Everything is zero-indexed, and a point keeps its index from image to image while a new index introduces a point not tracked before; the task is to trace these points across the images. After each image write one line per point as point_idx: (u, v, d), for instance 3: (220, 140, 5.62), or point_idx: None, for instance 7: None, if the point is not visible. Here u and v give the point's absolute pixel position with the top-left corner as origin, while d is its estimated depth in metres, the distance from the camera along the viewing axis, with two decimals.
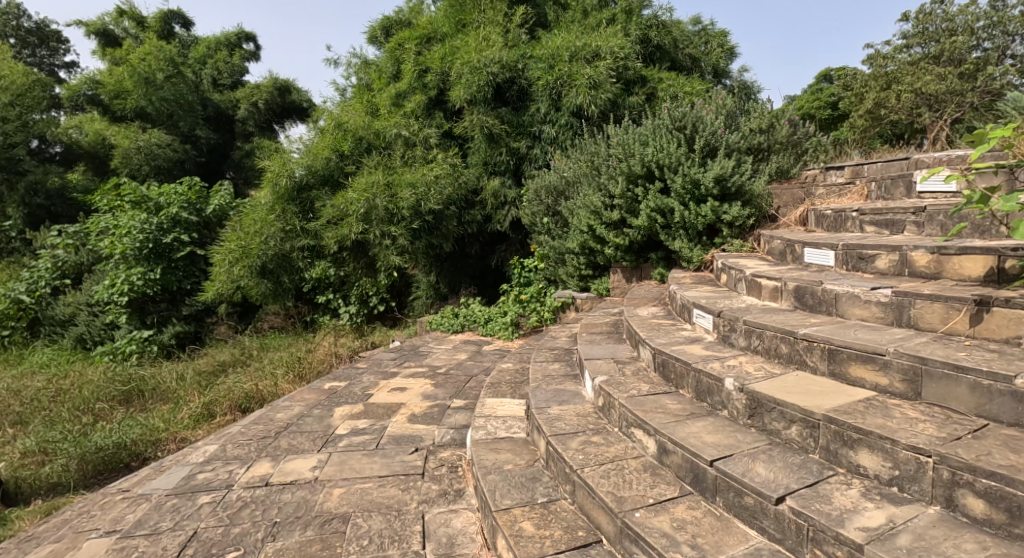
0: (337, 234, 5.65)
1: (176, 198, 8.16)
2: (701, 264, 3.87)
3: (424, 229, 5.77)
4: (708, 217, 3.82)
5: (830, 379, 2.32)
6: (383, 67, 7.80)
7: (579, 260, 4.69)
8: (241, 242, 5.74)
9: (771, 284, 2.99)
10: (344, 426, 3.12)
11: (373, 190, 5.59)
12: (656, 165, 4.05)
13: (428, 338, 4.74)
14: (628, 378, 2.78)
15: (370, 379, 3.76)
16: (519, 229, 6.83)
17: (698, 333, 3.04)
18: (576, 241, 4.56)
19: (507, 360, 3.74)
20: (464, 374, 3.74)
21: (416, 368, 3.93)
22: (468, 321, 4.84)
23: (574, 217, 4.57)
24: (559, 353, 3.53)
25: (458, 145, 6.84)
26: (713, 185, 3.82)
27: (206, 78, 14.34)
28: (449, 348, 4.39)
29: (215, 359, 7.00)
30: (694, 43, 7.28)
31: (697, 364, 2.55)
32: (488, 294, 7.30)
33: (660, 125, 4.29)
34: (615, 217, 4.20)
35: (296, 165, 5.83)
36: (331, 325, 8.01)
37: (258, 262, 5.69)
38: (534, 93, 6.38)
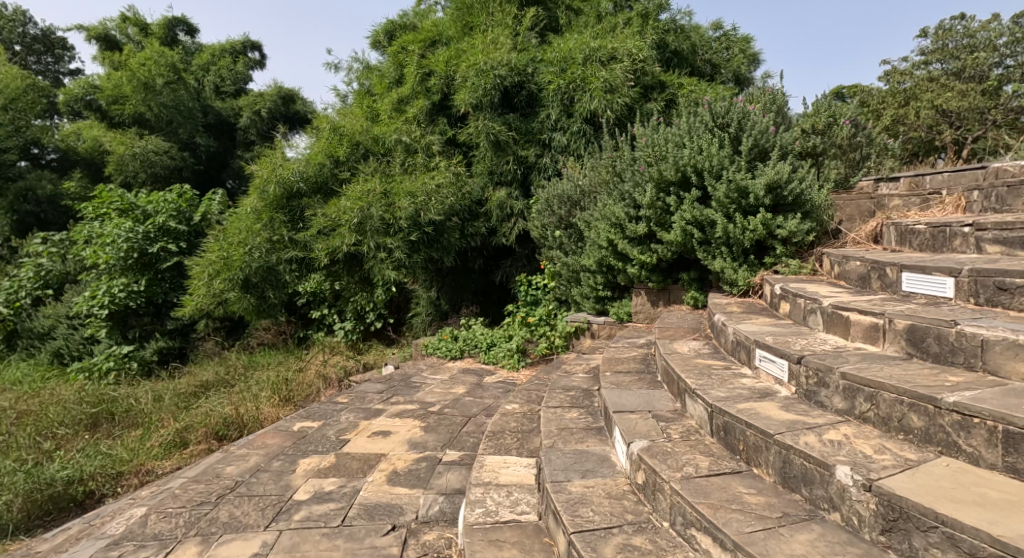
0: (326, 246, 5.19)
1: (164, 206, 7.74)
2: (747, 289, 3.44)
3: (423, 241, 5.28)
4: (758, 231, 3.36)
5: (1011, 478, 1.78)
6: (386, 72, 7.42)
7: (594, 279, 4.19)
8: (219, 254, 5.30)
9: (867, 320, 2.50)
10: (304, 489, 2.62)
11: (368, 197, 5.12)
12: (693, 170, 3.59)
13: (423, 365, 4.26)
14: (677, 447, 2.28)
15: (349, 420, 3.27)
16: (526, 245, 6.34)
17: (766, 383, 2.55)
18: (593, 257, 4.07)
19: (512, 399, 3.24)
20: (462, 414, 3.25)
21: (406, 404, 3.44)
22: (469, 343, 4.36)
23: (591, 231, 4.10)
24: (579, 396, 3.04)
25: (461, 153, 6.40)
26: (764, 193, 3.36)
27: (208, 85, 14.02)
28: (446, 378, 3.90)
29: (198, 378, 6.54)
30: (714, 48, 6.84)
31: (781, 439, 2.06)
32: (492, 314, 6.82)
33: (694, 125, 3.85)
34: (642, 230, 3.72)
35: (287, 168, 5.38)
36: (325, 342, 7.62)
37: (237, 278, 5.24)
38: (543, 97, 5.93)
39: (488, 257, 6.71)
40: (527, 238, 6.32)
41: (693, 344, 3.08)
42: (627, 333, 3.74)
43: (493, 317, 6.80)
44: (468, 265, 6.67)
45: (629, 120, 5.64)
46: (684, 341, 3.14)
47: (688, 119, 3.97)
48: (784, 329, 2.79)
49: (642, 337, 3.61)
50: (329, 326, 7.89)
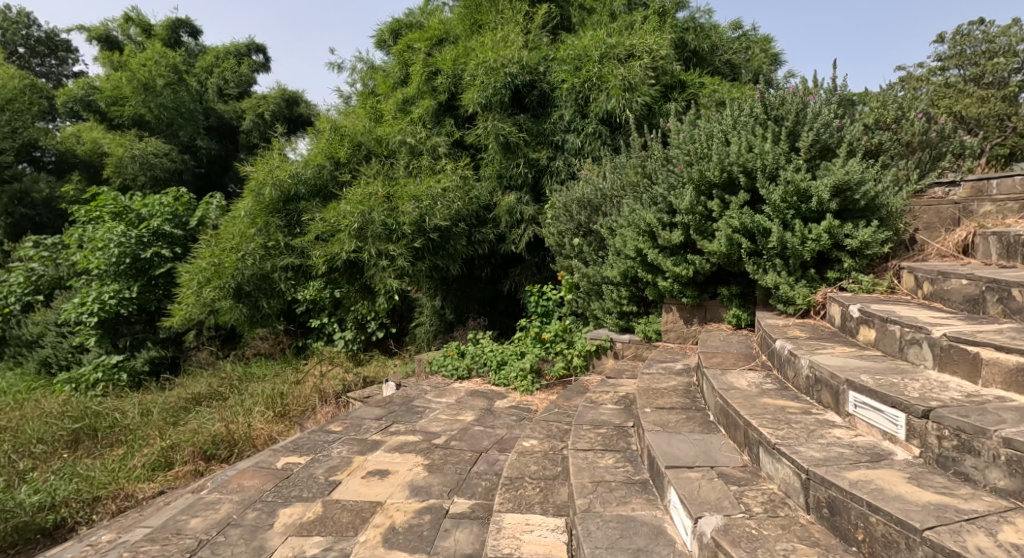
0: (323, 252, 4.84)
1: (160, 210, 7.43)
2: (808, 308, 3.11)
3: (427, 249, 4.95)
4: (822, 240, 3.04)
5: None
6: (392, 72, 7.13)
7: (618, 292, 3.86)
8: (209, 260, 4.99)
9: (1007, 360, 2.05)
10: (282, 552, 2.25)
11: (370, 201, 4.80)
12: (741, 169, 3.26)
13: (428, 385, 3.93)
14: (765, 530, 1.89)
15: (341, 455, 2.92)
16: (536, 252, 5.97)
17: (877, 438, 2.13)
18: (620, 268, 3.73)
19: (529, 433, 2.91)
20: (471, 449, 2.90)
21: (408, 436, 3.09)
22: (477, 361, 4.03)
23: (616, 239, 3.78)
24: (609, 435, 2.69)
25: (469, 155, 6.07)
26: (829, 195, 3.02)
27: (212, 88, 13.77)
28: (451, 402, 3.55)
29: (190, 391, 6.23)
30: (736, 46, 6.49)
31: (937, 538, 1.61)
32: (499, 325, 6.47)
33: (735, 121, 3.53)
34: (677, 238, 3.39)
35: (284, 170, 5.05)
36: (325, 352, 7.38)
37: (227, 287, 4.93)
38: (556, 97, 5.62)
39: (497, 265, 6.37)
40: (540, 244, 5.96)
41: (747, 378, 2.72)
42: (659, 357, 3.40)
43: (501, 329, 6.46)
44: (475, 273, 6.33)
45: (648, 120, 5.31)
46: (734, 372, 2.79)
47: (730, 114, 3.64)
48: (878, 364, 2.39)
49: (679, 362, 3.28)
50: (329, 335, 7.60)
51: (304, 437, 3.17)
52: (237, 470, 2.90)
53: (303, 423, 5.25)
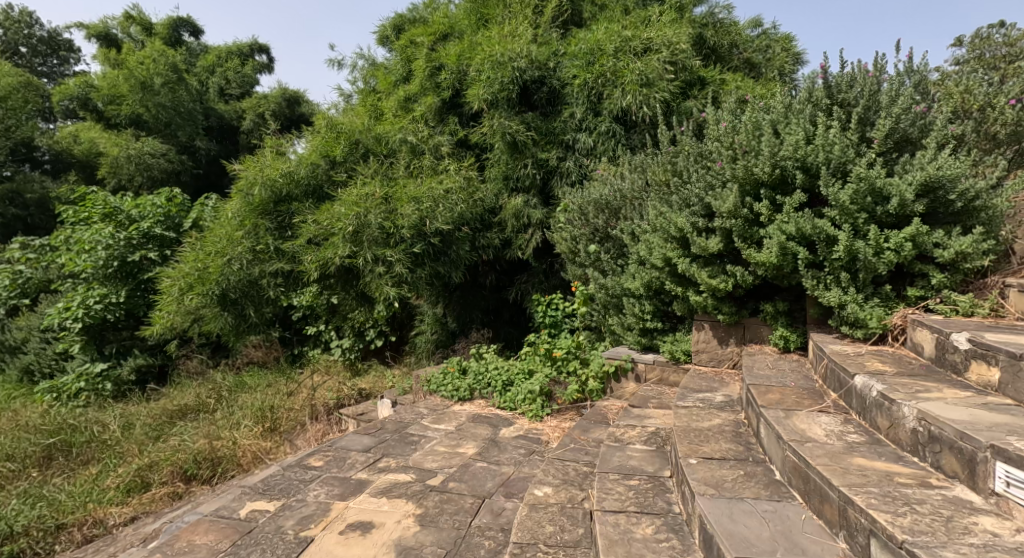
0: (315, 258, 4.47)
1: (151, 212, 7.10)
2: (883, 334, 2.76)
3: (428, 254, 4.61)
4: (903, 251, 2.69)
5: None
6: (393, 69, 6.81)
7: (639, 305, 3.53)
8: (192, 266, 4.65)
9: None
10: None
11: (366, 201, 4.44)
12: (798, 166, 2.91)
13: (426, 408, 3.59)
14: None
15: (318, 501, 2.56)
16: (543, 258, 5.63)
17: None
18: (647, 279, 3.39)
19: (541, 477, 2.55)
20: (473, 494, 2.55)
21: (398, 475, 2.73)
22: (481, 381, 3.69)
23: (640, 245, 3.45)
24: (644, 491, 2.32)
25: (474, 156, 5.73)
26: (915, 194, 2.69)
27: (212, 88, 13.47)
28: (449, 430, 3.21)
29: (176, 403, 5.89)
30: (756, 43, 6.12)
31: None
32: (504, 338, 6.07)
33: (782, 112, 3.19)
34: (714, 246, 3.05)
35: (272, 169, 4.69)
36: (321, 361, 7.11)
37: (211, 295, 4.58)
38: (566, 94, 5.28)
39: (502, 272, 6.03)
40: (549, 249, 5.64)
41: (822, 425, 2.31)
42: (696, 385, 3.03)
43: (506, 342, 6.07)
44: (479, 281, 6.04)
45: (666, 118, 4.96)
46: (805, 415, 2.39)
47: (775, 102, 3.29)
48: (1018, 421, 1.93)
49: (722, 394, 2.91)
50: (326, 343, 7.39)
51: (278, 477, 2.80)
52: (195, 519, 2.55)
53: (293, 440, 4.90)
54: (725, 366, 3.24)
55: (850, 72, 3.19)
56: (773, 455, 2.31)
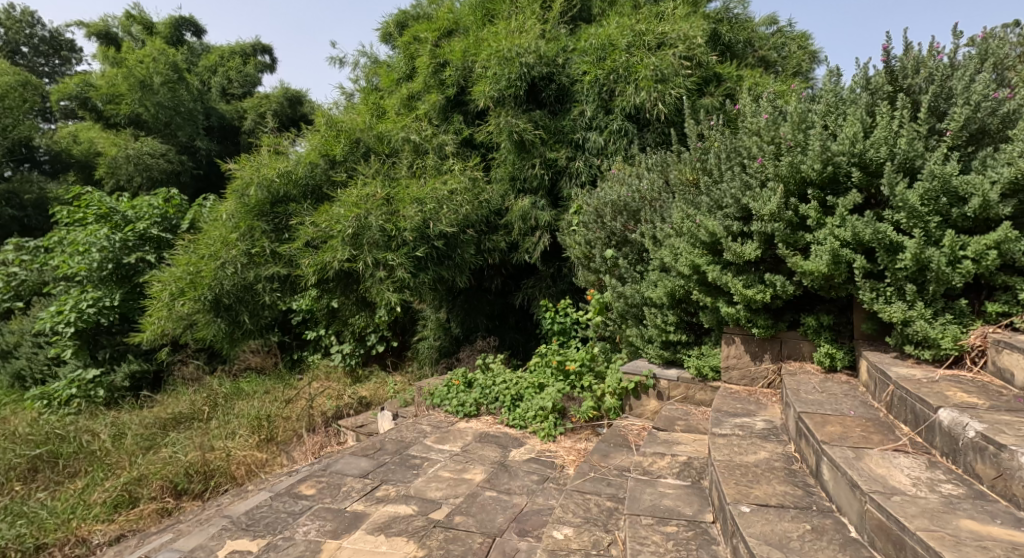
0: (313, 261, 4.24)
1: (147, 213, 6.90)
2: (961, 356, 2.46)
3: (431, 258, 4.40)
4: (987, 261, 2.41)
5: None
6: (396, 66, 6.61)
7: (660, 314, 3.32)
8: (185, 269, 4.45)
9: None
10: None
11: (365, 202, 4.23)
12: (853, 163, 2.69)
13: (429, 425, 3.38)
14: None
15: (308, 539, 2.34)
16: (551, 261, 5.42)
17: None
18: (671, 287, 3.18)
19: (558, 513, 2.34)
20: (479, 530, 2.32)
21: (398, 507, 2.52)
22: (488, 395, 3.53)
23: (664, 251, 3.25)
24: (687, 540, 2.01)
25: (480, 155, 5.52)
26: (1001, 195, 2.44)
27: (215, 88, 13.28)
28: (451, 453, 3.00)
29: (170, 411, 5.68)
30: (772, 40, 5.88)
31: None
32: (509, 344, 5.85)
33: (823, 105, 2.98)
34: (751, 253, 2.84)
35: (267, 169, 4.46)
36: (322, 366, 7.12)
37: (204, 301, 4.37)
38: (576, 91, 5.07)
39: (508, 276, 5.80)
40: (557, 252, 5.42)
41: (903, 470, 1.94)
42: (733, 409, 2.77)
43: (511, 347, 5.86)
44: (484, 285, 5.80)
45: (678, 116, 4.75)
46: (879, 455, 2.03)
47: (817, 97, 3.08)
48: None
49: (763, 420, 2.64)
50: (326, 348, 7.35)
51: (265, 509, 2.58)
52: None
53: (289, 451, 4.69)
54: (759, 384, 3.01)
55: (892, 64, 2.98)
56: (844, 506, 1.94)
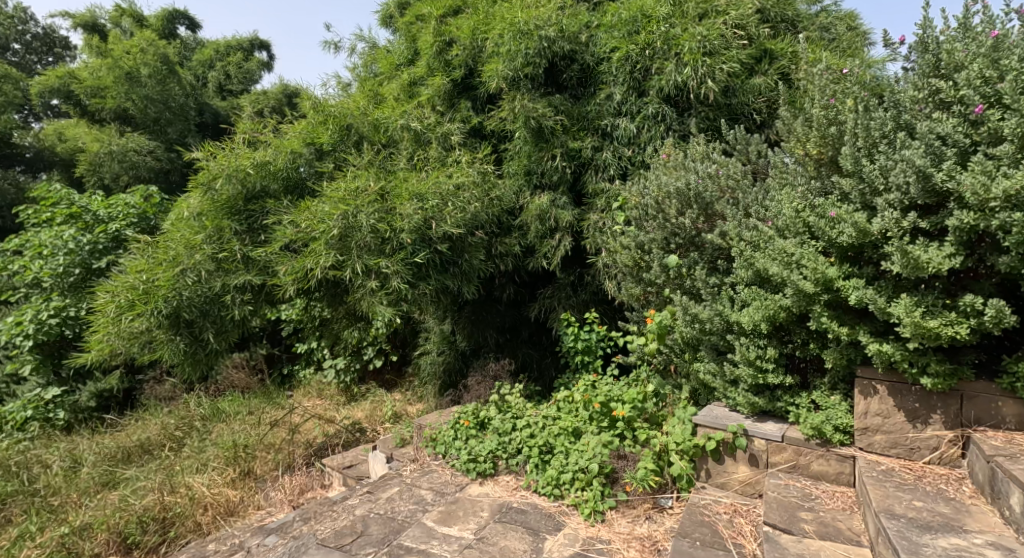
0: (293, 268, 3.49)
1: (122, 213, 6.21)
2: None
3: (434, 264, 3.70)
4: None
5: None
6: (396, 50, 5.92)
7: (753, 345, 2.68)
8: (139, 276, 3.60)
9: None
10: None
11: (357, 196, 3.55)
12: None
13: (433, 498, 2.75)
14: None
15: None
16: (571, 268, 4.73)
17: None
18: (773, 309, 2.59)
19: None
20: None
21: None
22: (508, 445, 2.95)
23: (768, 261, 2.66)
24: None
25: (491, 146, 4.80)
26: None
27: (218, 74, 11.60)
28: (460, 546, 2.36)
29: (135, 437, 4.94)
30: (821, 19, 5.11)
31: None
32: (522, 361, 5.14)
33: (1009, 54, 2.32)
34: (952, 262, 2.21)
35: (240, 157, 3.74)
36: (314, 381, 6.57)
37: (157, 316, 3.52)
38: (602, 71, 4.39)
39: (522, 285, 5.09)
40: (580, 258, 4.73)
41: None
42: (926, 518, 2.02)
43: (524, 365, 5.16)
44: (494, 295, 5.10)
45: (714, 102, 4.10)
46: None
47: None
48: None
49: (996, 547, 1.86)
50: (318, 362, 6.77)
51: None
52: None
53: (267, 491, 4.01)
54: (925, 457, 2.35)
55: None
56: None
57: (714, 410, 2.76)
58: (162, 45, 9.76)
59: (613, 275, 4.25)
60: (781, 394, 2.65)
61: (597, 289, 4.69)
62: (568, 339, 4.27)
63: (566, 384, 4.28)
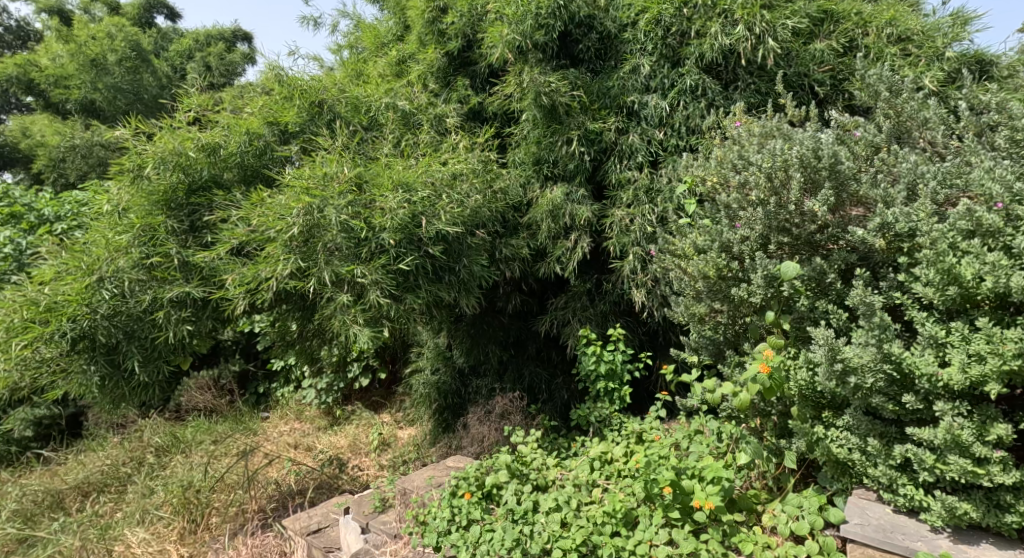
0: (243, 276, 2.72)
1: (70, 212, 5.45)
2: None
3: (423, 271, 2.95)
4: None
5: None
6: (382, 25, 5.18)
7: (960, 418, 1.95)
8: (42, 288, 2.81)
9: None
10: None
11: (323, 184, 2.80)
12: None
13: None
14: None
15: None
16: (589, 274, 4.00)
17: None
18: (1012, 362, 1.85)
19: None
20: None
21: None
22: (530, 543, 2.15)
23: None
24: None
25: (494, 130, 4.06)
26: None
27: (194, 64, 10.72)
28: None
29: (71, 477, 4.17)
30: None
31: None
32: (527, 383, 4.44)
33: None
34: None
35: (177, 137, 2.98)
36: (293, 402, 5.85)
37: (63, 341, 2.74)
38: (627, 38, 3.69)
39: (529, 294, 4.33)
40: (603, 263, 4.01)
41: None
42: None
43: (529, 386, 4.47)
44: (498, 306, 4.36)
45: (762, 71, 3.45)
46: None
47: None
48: None
49: None
50: (298, 380, 6.04)
51: None
52: None
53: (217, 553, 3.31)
54: None
55: None
56: None
57: (863, 522, 2.04)
58: (133, 31, 8.91)
59: (643, 283, 3.58)
60: (1009, 499, 1.94)
61: (619, 299, 3.95)
62: (587, 362, 3.55)
63: (587, 415, 3.56)
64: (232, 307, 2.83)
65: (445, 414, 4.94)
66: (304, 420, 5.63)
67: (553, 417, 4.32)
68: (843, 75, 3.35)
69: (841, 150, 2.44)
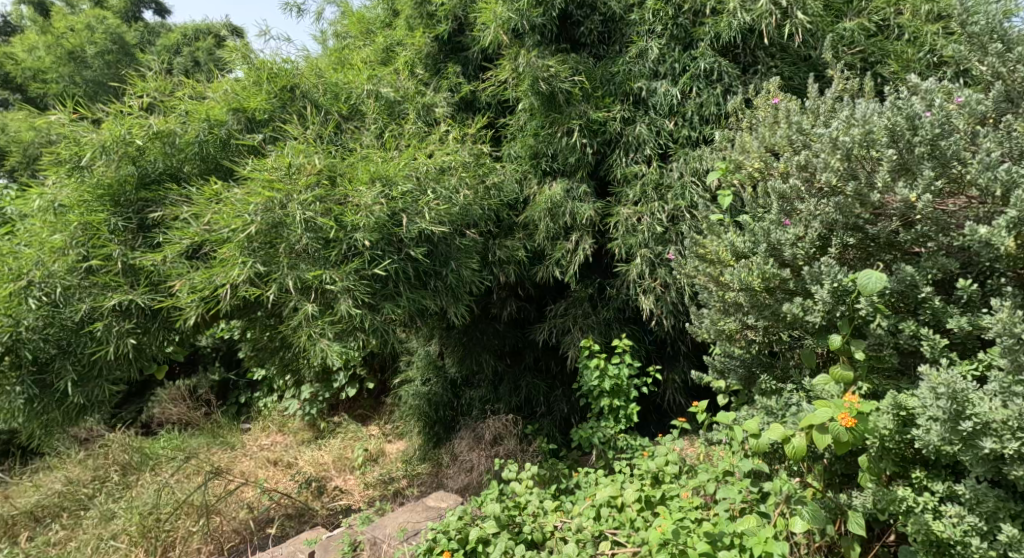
0: (194, 282, 2.36)
1: None
2: None
3: (404, 276, 2.60)
4: None
5: None
6: (369, 10, 4.82)
7: None
8: None
9: None
10: None
11: (288, 176, 2.45)
12: None
13: None
14: None
15: None
16: (590, 278, 3.66)
17: None
18: None
19: None
20: None
21: None
22: None
23: None
24: None
25: (488, 120, 3.71)
26: None
27: (182, 60, 10.31)
28: None
29: (22, 502, 3.84)
30: None
31: None
32: (524, 396, 4.10)
33: None
34: None
35: (124, 124, 2.64)
36: (275, 413, 5.49)
37: None
38: (634, 19, 3.34)
39: (525, 299, 3.98)
40: (607, 267, 3.67)
41: None
42: None
43: (526, 399, 4.13)
44: (492, 312, 4.00)
45: (785, 53, 3.11)
46: None
47: None
48: None
49: None
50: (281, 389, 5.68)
51: None
52: None
53: None
54: None
55: None
56: None
57: None
58: (115, 23, 8.55)
59: (653, 289, 3.23)
60: None
61: (624, 306, 3.61)
62: (589, 377, 3.20)
63: (589, 435, 3.19)
64: (184, 318, 2.47)
65: (436, 428, 4.58)
66: (287, 432, 5.28)
67: (552, 432, 3.98)
68: (875, 57, 3.02)
69: (945, 119, 2.05)
